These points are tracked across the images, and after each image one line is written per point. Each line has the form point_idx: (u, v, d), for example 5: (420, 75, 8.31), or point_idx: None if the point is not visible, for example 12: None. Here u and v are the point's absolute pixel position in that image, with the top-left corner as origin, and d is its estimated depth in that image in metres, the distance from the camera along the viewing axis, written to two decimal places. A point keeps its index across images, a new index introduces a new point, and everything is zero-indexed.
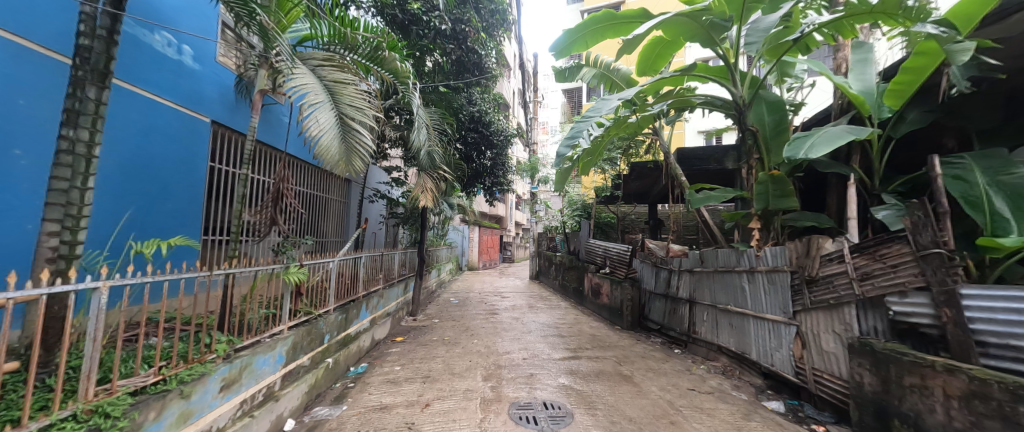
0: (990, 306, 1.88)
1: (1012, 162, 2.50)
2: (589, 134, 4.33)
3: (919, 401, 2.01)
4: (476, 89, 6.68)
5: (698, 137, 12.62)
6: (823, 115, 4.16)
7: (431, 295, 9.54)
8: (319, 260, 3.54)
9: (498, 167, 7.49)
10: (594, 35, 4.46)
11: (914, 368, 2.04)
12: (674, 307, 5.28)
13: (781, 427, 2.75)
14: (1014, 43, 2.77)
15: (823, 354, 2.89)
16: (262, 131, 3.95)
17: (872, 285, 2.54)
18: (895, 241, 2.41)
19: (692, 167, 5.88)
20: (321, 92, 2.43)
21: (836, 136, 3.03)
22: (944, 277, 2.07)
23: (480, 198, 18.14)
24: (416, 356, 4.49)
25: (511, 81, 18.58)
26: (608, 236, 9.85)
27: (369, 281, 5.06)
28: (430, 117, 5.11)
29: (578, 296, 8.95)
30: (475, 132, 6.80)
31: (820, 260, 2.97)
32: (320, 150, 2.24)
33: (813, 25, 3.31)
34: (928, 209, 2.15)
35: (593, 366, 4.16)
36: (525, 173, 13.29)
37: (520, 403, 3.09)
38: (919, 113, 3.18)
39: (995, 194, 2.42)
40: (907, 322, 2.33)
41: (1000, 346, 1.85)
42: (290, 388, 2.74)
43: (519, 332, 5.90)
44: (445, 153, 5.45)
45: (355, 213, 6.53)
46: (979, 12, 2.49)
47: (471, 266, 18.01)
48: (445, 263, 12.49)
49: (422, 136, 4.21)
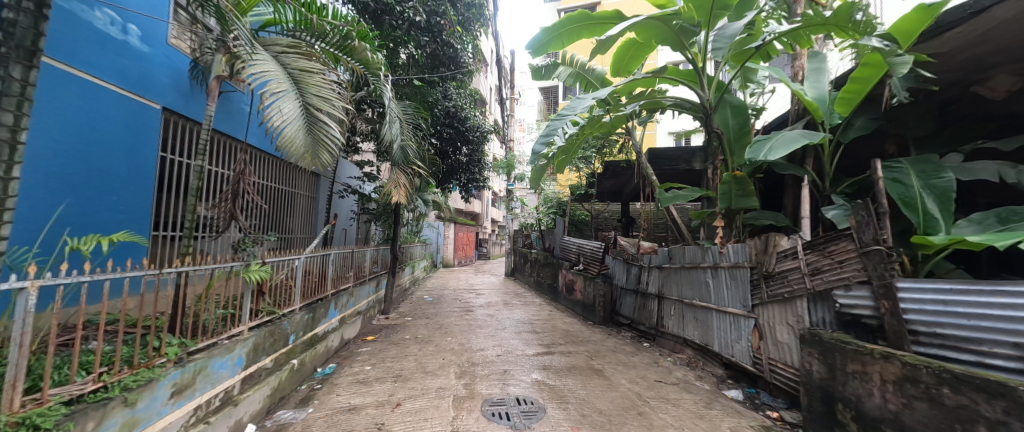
0: (921, 298, 2.05)
1: (943, 168, 2.74)
2: (564, 132, 4.38)
3: (860, 386, 2.18)
4: (452, 83, 6.60)
5: (669, 138, 13.05)
6: (781, 120, 4.41)
7: (405, 292, 9.38)
8: (283, 258, 3.39)
9: (474, 164, 7.44)
10: (570, 34, 4.50)
11: (856, 355, 2.20)
12: (644, 302, 5.46)
13: (739, 414, 2.91)
14: (947, 58, 3.03)
15: (778, 344, 3.08)
16: (221, 120, 3.72)
17: (822, 280, 2.72)
18: (842, 238, 2.59)
19: (662, 167, 6.08)
20: (284, 80, 2.31)
21: (792, 140, 3.21)
22: (883, 271, 2.24)
23: (455, 195, 18.02)
24: (388, 355, 4.39)
25: (487, 77, 18.47)
26: (582, 233, 10.03)
27: (338, 279, 4.89)
28: (404, 111, 5.01)
29: (553, 292, 9.07)
30: (450, 127, 6.72)
31: (777, 257, 3.15)
32: (283, 141, 2.13)
33: (773, 34, 3.48)
34: (871, 209, 2.33)
35: (566, 361, 4.23)
36: (501, 170, 13.27)
37: (493, 400, 3.09)
38: (865, 120, 3.45)
39: (926, 196, 2.65)
40: (851, 314, 2.51)
41: (928, 335, 2.03)
42: (251, 392, 2.61)
43: (493, 328, 5.91)
44: (419, 148, 5.34)
45: (323, 208, 6.29)
46: (918, 28, 2.70)
47: (446, 264, 17.85)
48: (419, 261, 12.31)
49: (393, 129, 4.13)
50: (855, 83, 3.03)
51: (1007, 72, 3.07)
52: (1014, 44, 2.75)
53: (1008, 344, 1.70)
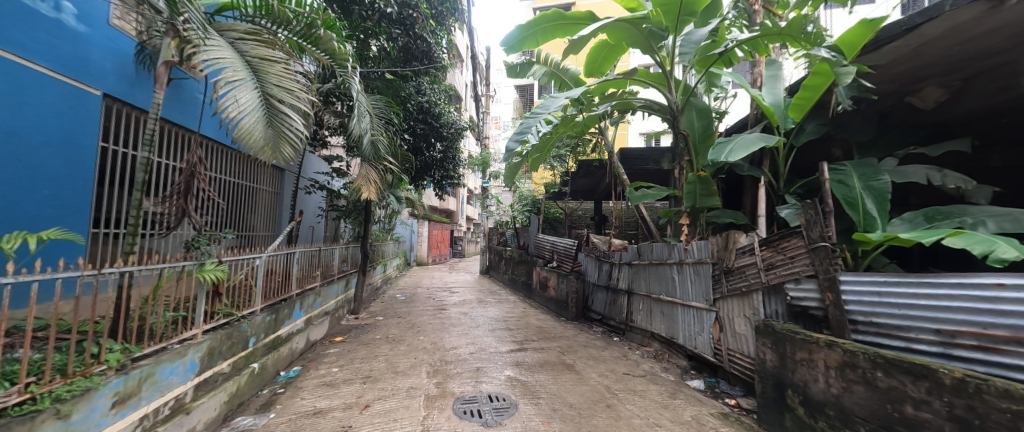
0: (859, 290, 2.24)
1: (880, 171, 2.98)
2: (537, 130, 4.43)
3: (807, 372, 2.34)
4: (425, 78, 6.47)
5: (640, 138, 13.43)
6: (741, 124, 4.65)
7: (376, 292, 9.15)
8: (242, 257, 3.21)
9: (448, 160, 7.33)
10: (544, 33, 4.54)
11: (804, 344, 2.37)
12: (614, 298, 5.61)
13: (700, 403, 3.07)
14: (886, 69, 3.29)
15: (736, 336, 3.25)
16: (170, 108, 3.46)
17: (776, 274, 2.90)
18: (793, 235, 2.78)
19: (633, 166, 6.26)
20: (241, 68, 2.19)
21: (751, 143, 3.40)
22: (828, 266, 2.42)
23: (429, 192, 17.77)
24: (357, 356, 4.27)
25: (462, 73, 18.26)
26: (556, 231, 10.14)
27: (303, 278, 4.69)
28: (374, 105, 4.86)
29: (527, 289, 9.14)
30: (424, 123, 6.57)
31: (736, 253, 3.33)
32: (240, 133, 2.02)
33: (734, 42, 3.65)
34: (818, 209, 2.50)
35: (539, 357, 4.28)
36: (476, 167, 13.19)
37: (465, 397, 3.09)
38: (815, 125, 3.69)
39: (866, 197, 2.88)
40: (800, 305, 2.69)
41: (866, 323, 2.22)
42: (206, 399, 2.46)
43: (467, 326, 5.88)
44: (391, 143, 5.20)
45: (288, 204, 6.02)
46: (861, 41, 2.91)
47: (419, 262, 17.57)
48: (392, 259, 12.07)
49: (362, 123, 4.02)
50: (807, 91, 3.24)
51: (936, 84, 3.39)
52: (941, 59, 3.03)
53: (931, 331, 1.89)
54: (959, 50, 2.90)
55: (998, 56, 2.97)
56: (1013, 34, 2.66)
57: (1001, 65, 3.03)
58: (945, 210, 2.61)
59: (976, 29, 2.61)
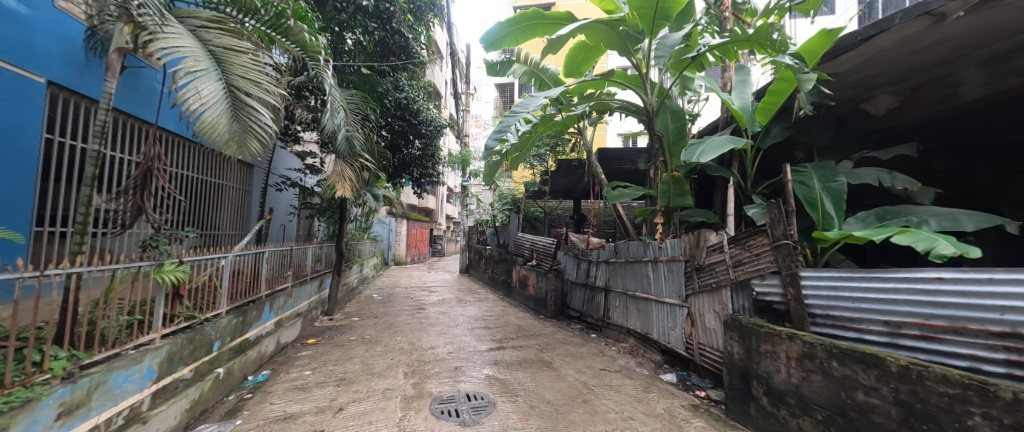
0: (818, 285, 2.37)
1: (837, 173, 3.17)
2: (517, 129, 4.44)
3: (770, 364, 2.46)
4: (403, 74, 6.34)
5: (618, 138, 13.69)
6: (712, 126, 4.82)
7: (352, 292, 8.93)
8: (206, 257, 3.05)
9: (428, 158, 7.22)
10: (524, 32, 4.56)
11: (768, 337, 2.49)
12: (592, 295, 5.70)
13: (673, 396, 3.17)
14: (843, 77, 3.49)
15: (707, 330, 3.38)
16: (123, 98, 3.23)
17: (743, 271, 3.03)
18: (759, 233, 2.91)
19: (611, 166, 6.37)
20: (203, 58, 2.07)
21: (721, 145, 3.52)
22: (790, 262, 2.55)
23: (408, 190, 17.49)
24: (331, 358, 4.15)
25: (441, 70, 18.05)
26: (535, 229, 10.19)
27: (273, 279, 4.51)
28: (349, 100, 4.71)
29: (507, 287, 9.17)
30: (402, 120, 6.44)
31: (707, 251, 3.45)
32: (202, 126, 1.91)
33: (706, 47, 3.77)
34: (782, 208, 2.62)
35: (517, 355, 4.30)
36: (456, 165, 13.07)
37: (442, 397, 3.06)
38: (780, 129, 3.88)
39: (825, 197, 3.05)
40: (765, 300, 2.82)
41: (823, 316, 2.35)
42: (165, 407, 2.32)
43: (446, 326, 5.83)
44: (367, 140, 5.06)
45: (257, 202, 5.77)
46: (820, 50, 3.07)
47: (398, 261, 17.29)
48: (369, 258, 11.82)
49: (336, 118, 3.90)
50: (772, 96, 3.39)
51: (887, 92, 3.63)
52: (892, 68, 3.24)
53: (881, 322, 2.02)
54: (908, 61, 3.12)
55: (941, 68, 3.21)
56: (954, 48, 2.88)
57: (943, 76, 3.28)
58: (894, 210, 2.81)
59: (922, 42, 2.81)
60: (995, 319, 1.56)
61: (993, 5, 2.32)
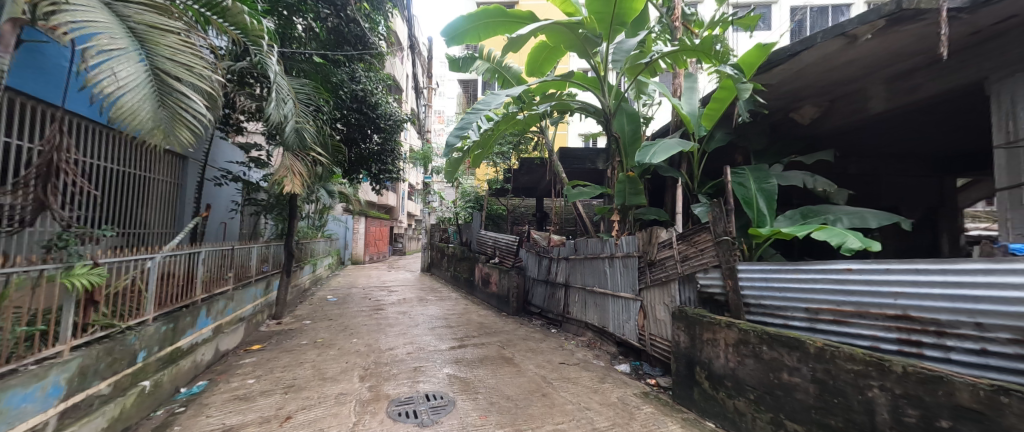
0: (752, 277, 2.59)
1: (770, 175, 3.48)
2: (478, 126, 4.42)
3: (711, 350, 2.65)
4: (360, 65, 6.06)
5: (579, 138, 14.03)
6: (664, 129, 5.08)
7: (304, 293, 8.44)
8: (129, 259, 2.74)
9: (387, 153, 6.94)
10: (486, 29, 4.53)
11: (710, 325, 2.69)
12: (553, 292, 5.82)
13: (626, 385, 3.33)
14: (775, 88, 3.83)
15: (657, 322, 3.57)
16: (20, 77, 2.79)
17: (689, 265, 3.23)
18: (703, 230, 3.11)
19: (571, 165, 6.53)
20: (121, 35, 1.85)
21: (671, 148, 3.73)
22: (728, 257, 2.76)
23: (365, 187, 16.81)
24: (278, 364, 3.89)
25: (401, 63, 17.49)
26: (499, 227, 10.20)
27: (212, 282, 4.13)
28: (297, 89, 4.41)
29: (469, 285, 9.11)
30: (359, 113, 6.13)
31: (658, 247, 3.64)
32: (119, 110, 1.70)
33: (658, 53, 3.96)
34: (723, 207, 2.82)
35: (479, 353, 4.30)
36: (417, 161, 12.72)
37: (400, 399, 2.99)
38: (723, 133, 4.18)
39: (759, 197, 3.34)
40: (708, 292, 3.04)
41: (756, 305, 2.57)
42: (76, 427, 2.06)
43: (405, 326, 5.68)
44: (320, 132, 4.77)
45: (192, 197, 5.26)
46: (756, 62, 3.33)
47: (355, 260, 16.58)
48: (323, 258, 11.23)
49: (281, 108, 3.66)
50: (715, 102, 3.66)
51: (812, 103, 4.04)
52: (816, 82, 3.61)
53: (802, 309, 2.25)
54: (828, 75, 3.49)
55: (854, 83, 3.63)
56: (864, 66, 3.26)
57: (856, 91, 3.71)
58: (816, 209, 3.13)
59: (838, 60, 3.16)
60: (890, 303, 1.81)
61: (893, 30, 2.66)
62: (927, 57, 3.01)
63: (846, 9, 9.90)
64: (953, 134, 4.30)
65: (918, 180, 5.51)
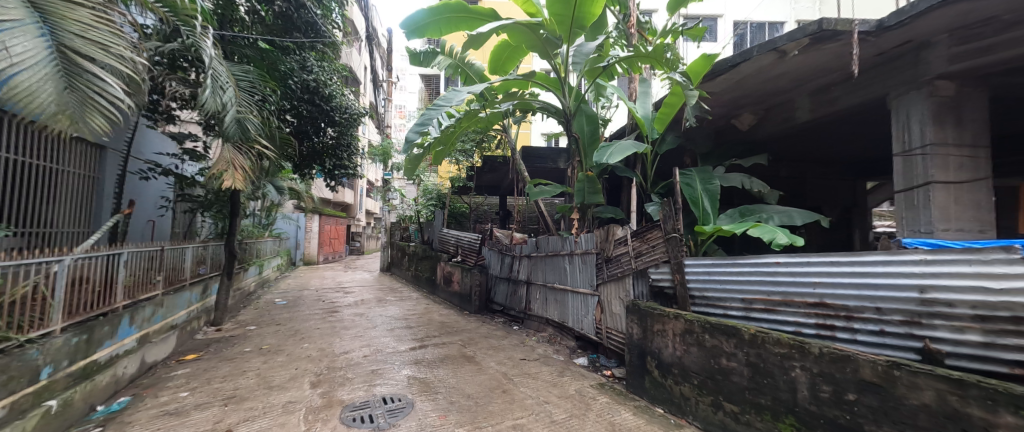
0: (696, 271, 2.78)
1: (713, 177, 3.74)
2: (439, 122, 4.34)
3: (661, 340, 2.81)
4: (312, 53, 5.70)
5: (541, 138, 14.24)
6: (621, 132, 5.29)
7: (248, 297, 7.84)
8: (30, 261, 2.39)
9: (342, 148, 6.59)
10: (447, 24, 4.46)
11: (659, 317, 2.85)
12: (514, 289, 5.86)
13: (583, 377, 3.45)
14: (719, 96, 4.13)
15: (613, 315, 3.73)
16: None
17: (642, 261, 3.39)
18: (654, 227, 3.29)
19: (533, 164, 6.61)
20: (17, 4, 1.61)
21: (626, 149, 3.88)
22: (677, 252, 2.94)
23: (319, 183, 15.93)
24: (217, 375, 3.58)
25: (358, 53, 16.71)
26: (461, 225, 10.10)
27: (136, 287, 3.71)
28: (238, 75, 4.05)
29: (430, 285, 8.95)
30: (310, 104, 5.77)
31: (614, 244, 3.78)
32: (12, 90, 1.47)
33: (615, 58, 4.12)
34: (672, 206, 3.00)
35: (439, 353, 4.24)
36: (376, 157, 12.22)
37: (355, 404, 2.88)
38: (673, 137, 4.43)
39: (704, 196, 3.59)
40: (658, 286, 3.21)
41: (700, 298, 2.76)
42: None
43: (362, 328, 5.46)
44: (265, 124, 4.43)
45: (112, 192, 4.70)
46: (702, 71, 3.54)
47: (307, 260, 15.66)
48: (271, 259, 10.48)
49: (218, 96, 3.36)
50: (665, 107, 3.87)
51: (749, 111, 4.40)
52: (753, 91, 3.94)
53: (739, 300, 2.45)
54: (763, 86, 3.80)
55: (785, 93, 3.98)
56: (793, 79, 3.60)
57: (786, 101, 4.10)
58: (753, 208, 3.42)
59: (772, 72, 3.46)
60: (810, 292, 2.03)
61: (816, 48, 2.95)
62: (842, 73, 3.39)
63: (780, 26, 10.87)
64: (864, 142, 4.88)
65: (836, 183, 6.21)
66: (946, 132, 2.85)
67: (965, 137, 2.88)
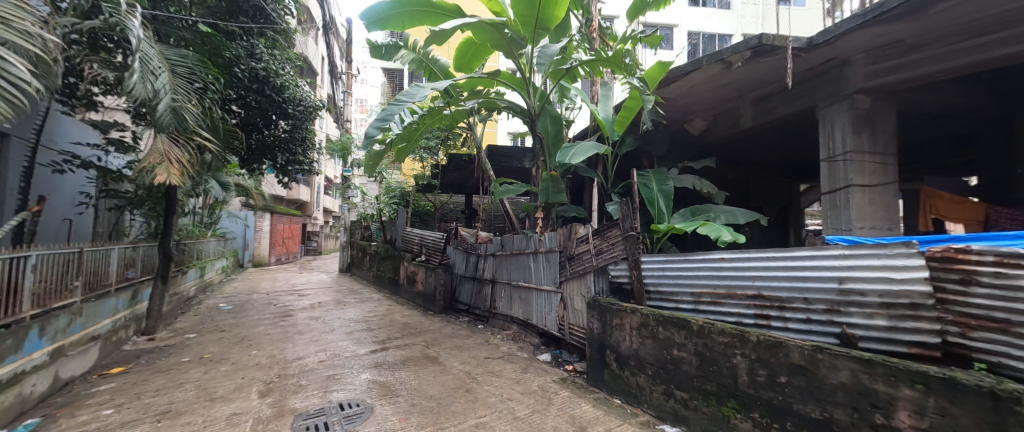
0: (651, 267, 2.92)
1: (668, 178, 3.95)
2: (401, 118, 4.22)
3: (619, 334, 2.92)
4: (261, 40, 5.32)
5: (507, 137, 14.29)
6: (583, 133, 5.43)
7: (187, 302, 7.18)
8: None
9: (297, 142, 6.23)
10: (410, 17, 4.35)
11: (618, 312, 2.96)
12: (479, 288, 5.85)
13: (546, 373, 3.52)
14: (673, 101, 4.36)
15: (575, 312, 3.82)
16: None
17: (601, 258, 3.51)
18: (614, 226, 3.41)
19: (499, 163, 6.62)
20: None
21: (588, 150, 3.99)
22: (634, 249, 3.08)
23: (271, 179, 14.95)
24: (147, 389, 3.25)
25: (315, 43, 15.84)
26: (426, 224, 9.90)
27: (49, 294, 3.28)
28: (174, 60, 3.68)
29: (393, 286, 8.69)
30: (259, 94, 5.40)
31: (577, 242, 3.88)
32: None
33: (578, 61, 4.22)
34: (630, 205, 3.12)
35: (401, 355, 4.13)
36: (335, 152, 11.66)
37: (309, 412, 2.74)
38: (632, 139, 4.62)
39: (660, 197, 3.78)
40: (617, 282, 3.34)
41: (654, 293, 2.91)
42: None
43: (318, 332, 5.20)
44: (206, 114, 4.07)
45: (17, 187, 4.13)
46: (658, 77, 3.71)
47: (258, 262, 14.66)
48: (214, 261, 9.67)
49: (146, 81, 3.04)
50: (625, 111, 4.02)
51: (700, 117, 4.70)
52: (703, 98, 4.20)
53: (689, 294, 2.61)
54: (712, 93, 4.06)
55: (731, 101, 4.29)
56: (738, 88, 3.88)
57: (732, 108, 4.41)
58: (703, 207, 3.65)
59: (719, 81, 3.70)
60: (750, 285, 2.20)
61: (757, 61, 3.20)
62: (779, 85, 3.71)
63: (728, 38, 11.68)
64: (798, 148, 5.37)
65: (775, 184, 6.79)
66: (863, 141, 3.20)
67: (878, 146, 3.26)
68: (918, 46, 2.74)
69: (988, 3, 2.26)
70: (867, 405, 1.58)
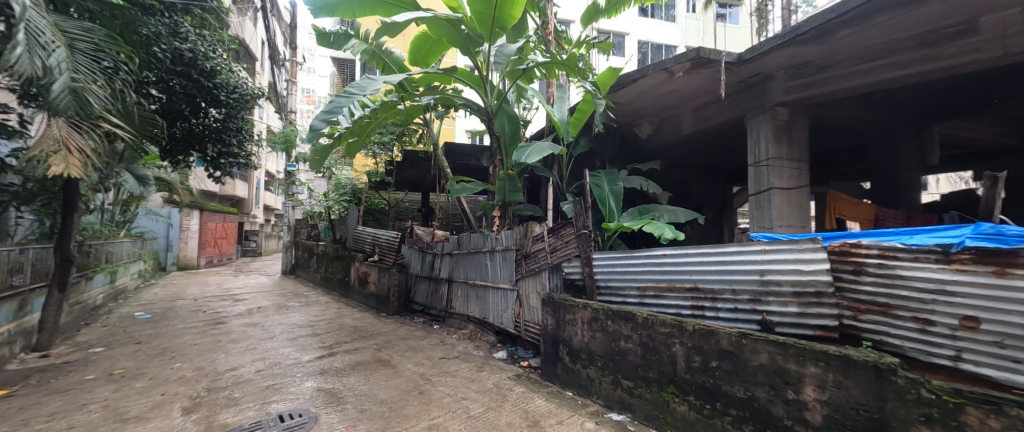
0: (602, 264, 3.05)
1: (618, 179, 4.14)
2: (350, 111, 4.01)
3: (572, 329, 3.02)
4: (186, 18, 4.75)
5: (465, 135, 14.16)
6: (539, 133, 5.52)
7: (94, 312, 6.28)
8: None
9: (232, 132, 5.70)
10: (361, 6, 4.13)
11: (570, 307, 3.05)
12: (435, 288, 5.74)
13: (501, 370, 3.55)
14: (623, 106, 4.58)
15: (531, 309, 3.88)
16: None
17: (555, 255, 3.59)
18: (568, 225, 3.51)
19: (456, 161, 6.53)
20: None
21: (543, 150, 4.06)
22: (586, 247, 3.19)
23: (200, 173, 13.53)
24: (39, 414, 2.80)
25: (254, 26, 14.56)
26: (379, 222, 9.53)
27: None
28: (73, 33, 3.19)
29: (342, 287, 8.25)
30: (183, 78, 4.85)
31: (533, 240, 3.93)
32: None
33: (533, 62, 4.27)
34: (583, 204, 3.23)
35: (350, 359, 3.94)
36: (277, 145, 10.83)
37: (244, 426, 2.52)
38: (585, 141, 4.78)
39: (610, 196, 3.95)
40: (570, 278, 3.45)
41: (604, 288, 3.04)
42: None
43: (257, 340, 4.80)
44: (116, 97, 3.59)
45: None
46: (609, 82, 3.86)
47: (184, 265, 13.20)
48: (130, 264, 8.56)
49: (36, 57, 2.61)
50: (578, 113, 4.13)
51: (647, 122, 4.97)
52: (649, 104, 4.46)
53: (634, 288, 2.76)
54: (657, 99, 4.31)
55: (674, 107, 4.59)
56: (680, 96, 4.16)
57: (675, 114, 4.72)
58: (649, 207, 3.88)
59: (663, 89, 3.94)
60: (687, 279, 2.38)
61: (696, 72, 3.45)
62: (715, 95, 4.03)
63: (673, 49, 12.52)
64: (731, 154, 5.88)
65: (712, 186, 7.39)
66: (782, 149, 3.58)
67: (794, 153, 3.66)
68: (825, 67, 3.13)
69: (878, 32, 2.64)
70: (782, 382, 1.77)
